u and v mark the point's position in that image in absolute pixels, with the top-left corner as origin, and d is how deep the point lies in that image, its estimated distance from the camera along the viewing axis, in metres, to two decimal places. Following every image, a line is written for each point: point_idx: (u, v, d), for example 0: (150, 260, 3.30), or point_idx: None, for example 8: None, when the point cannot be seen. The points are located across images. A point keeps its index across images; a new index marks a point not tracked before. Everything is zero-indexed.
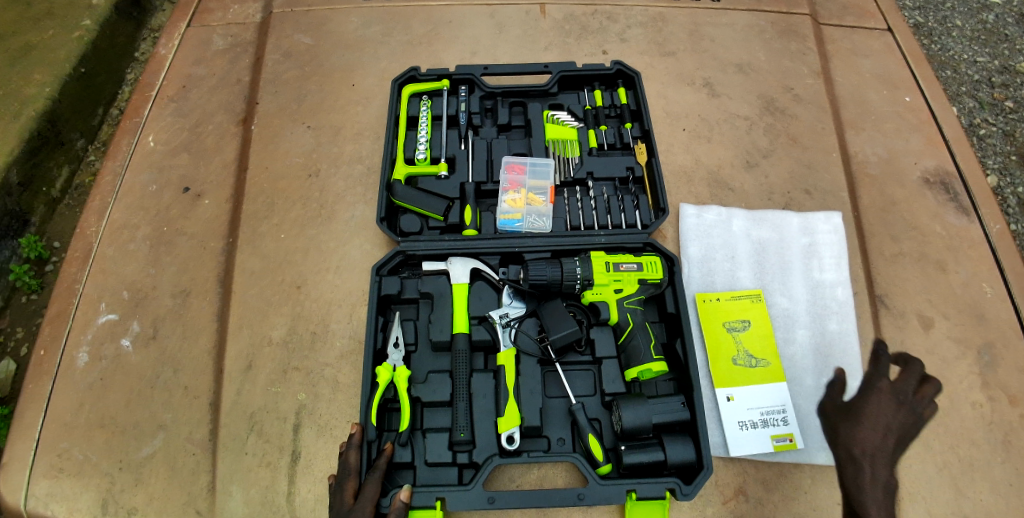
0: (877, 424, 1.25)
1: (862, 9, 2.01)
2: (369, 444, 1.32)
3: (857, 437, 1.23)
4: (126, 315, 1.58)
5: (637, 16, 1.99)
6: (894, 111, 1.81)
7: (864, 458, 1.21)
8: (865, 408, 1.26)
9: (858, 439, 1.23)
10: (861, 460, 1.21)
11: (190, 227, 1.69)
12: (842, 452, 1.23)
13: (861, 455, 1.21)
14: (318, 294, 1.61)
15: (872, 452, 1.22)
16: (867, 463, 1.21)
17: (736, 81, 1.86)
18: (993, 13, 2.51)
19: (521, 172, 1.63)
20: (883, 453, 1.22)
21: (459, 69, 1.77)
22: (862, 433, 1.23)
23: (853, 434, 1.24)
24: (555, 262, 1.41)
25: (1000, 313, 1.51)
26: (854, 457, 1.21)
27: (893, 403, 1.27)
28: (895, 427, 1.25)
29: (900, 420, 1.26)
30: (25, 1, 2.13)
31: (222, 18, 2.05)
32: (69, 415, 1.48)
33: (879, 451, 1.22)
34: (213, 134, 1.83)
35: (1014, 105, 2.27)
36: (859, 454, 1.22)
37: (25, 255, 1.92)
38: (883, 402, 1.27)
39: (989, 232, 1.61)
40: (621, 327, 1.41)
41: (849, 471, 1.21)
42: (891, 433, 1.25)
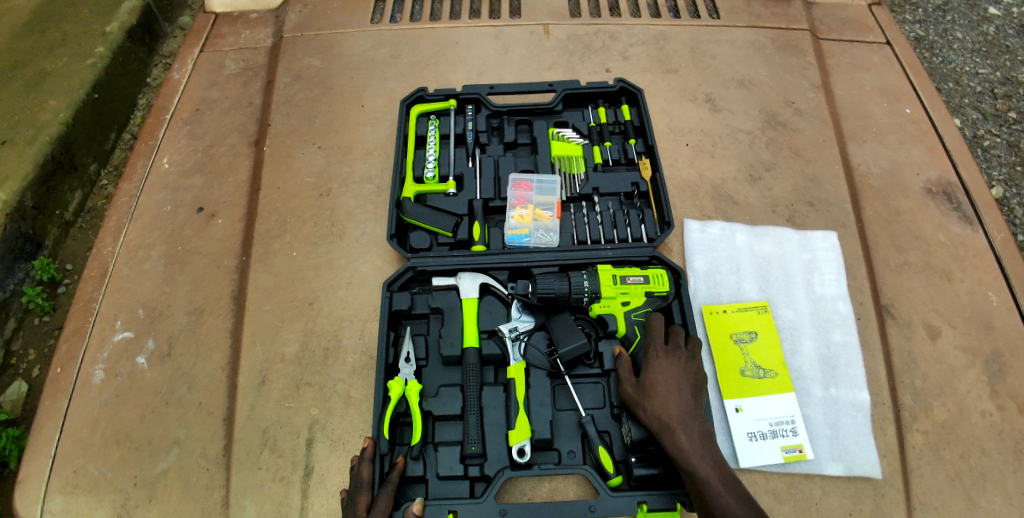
0: (674, 388, 1.31)
1: (861, 23, 2.05)
2: (382, 457, 1.34)
3: (656, 404, 1.29)
4: (142, 332, 1.62)
5: (639, 34, 2.03)
6: (895, 122, 1.83)
7: (675, 423, 1.26)
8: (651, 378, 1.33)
9: (661, 408, 1.28)
10: (671, 424, 1.26)
11: (203, 246, 1.73)
12: (655, 425, 1.27)
13: (670, 419, 1.26)
14: (330, 310, 1.63)
15: (677, 410, 1.28)
16: (678, 424, 1.26)
17: (737, 96, 1.89)
18: (994, 25, 2.54)
19: (527, 188, 1.66)
20: (687, 412, 1.28)
21: (465, 89, 1.82)
22: (662, 402, 1.29)
23: (655, 406, 1.29)
24: (562, 276, 1.44)
25: (1008, 322, 1.52)
26: (664, 425, 1.26)
27: (674, 365, 1.34)
28: (685, 380, 1.33)
29: (682, 375, 1.34)
30: (38, 29, 2.22)
31: (234, 43, 2.11)
32: (85, 431, 1.50)
33: (684, 409, 1.28)
34: (225, 155, 1.88)
35: (1018, 115, 2.29)
36: (671, 420, 1.26)
37: (38, 277, 2.00)
38: (665, 363, 1.35)
39: (994, 242, 1.62)
40: (628, 340, 1.44)
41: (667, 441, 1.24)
42: (685, 385, 1.32)
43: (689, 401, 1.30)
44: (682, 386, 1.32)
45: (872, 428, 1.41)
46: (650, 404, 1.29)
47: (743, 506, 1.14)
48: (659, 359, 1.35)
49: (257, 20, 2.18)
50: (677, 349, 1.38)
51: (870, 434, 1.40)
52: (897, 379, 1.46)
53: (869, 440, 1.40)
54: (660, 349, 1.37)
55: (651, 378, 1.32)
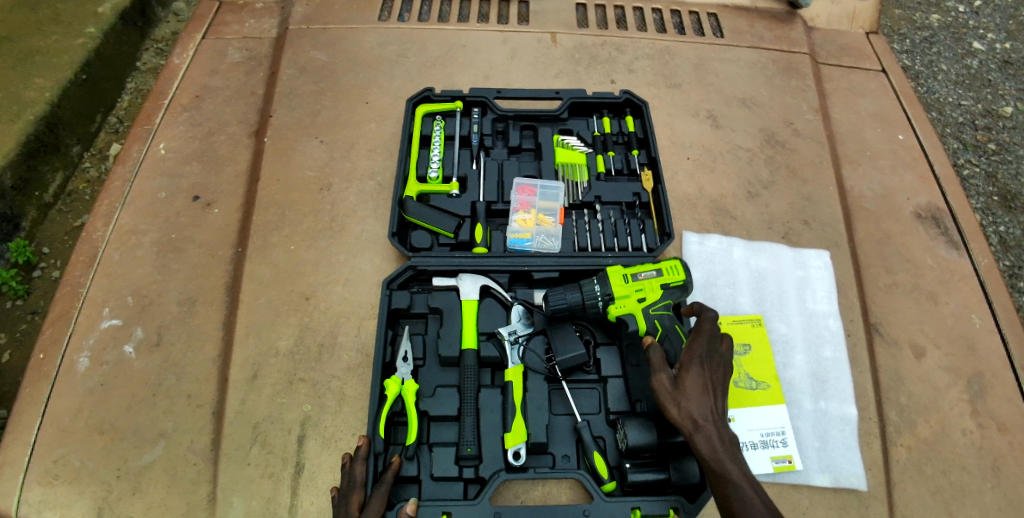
0: (707, 387, 1.24)
1: (859, 50, 2.11)
2: (376, 457, 1.33)
3: (693, 403, 1.21)
4: (131, 320, 1.58)
5: (645, 48, 2.07)
6: (889, 148, 1.88)
7: (709, 424, 1.18)
8: (688, 378, 1.25)
9: (695, 409, 1.20)
10: (706, 427, 1.18)
11: (198, 235, 1.70)
12: (686, 423, 1.20)
13: (705, 421, 1.19)
14: (327, 306, 1.62)
15: (712, 414, 1.20)
16: (711, 426, 1.18)
17: (739, 114, 1.93)
18: (977, 59, 2.64)
19: (531, 193, 1.67)
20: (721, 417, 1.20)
21: (472, 92, 1.83)
22: (697, 402, 1.21)
23: (690, 404, 1.21)
24: (573, 286, 1.45)
25: (990, 344, 1.57)
26: (699, 425, 1.18)
27: (709, 368, 1.27)
28: (719, 386, 1.26)
29: (715, 377, 1.27)
30: (29, 4, 2.19)
31: (238, 32, 2.09)
32: (67, 418, 1.46)
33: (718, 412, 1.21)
34: (225, 144, 1.85)
35: (996, 147, 2.38)
36: (704, 421, 1.18)
37: (13, 259, 1.97)
38: (704, 365, 1.27)
39: (978, 267, 1.68)
40: (653, 334, 1.42)
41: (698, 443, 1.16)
42: (720, 393, 1.25)
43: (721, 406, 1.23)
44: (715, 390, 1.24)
45: (858, 442, 1.44)
46: (685, 401, 1.22)
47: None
48: (698, 358, 1.27)
49: (263, 10, 2.16)
50: (714, 355, 1.30)
51: (857, 448, 1.44)
52: (883, 395, 1.50)
53: (855, 454, 1.43)
54: (701, 350, 1.29)
55: (688, 375, 1.25)
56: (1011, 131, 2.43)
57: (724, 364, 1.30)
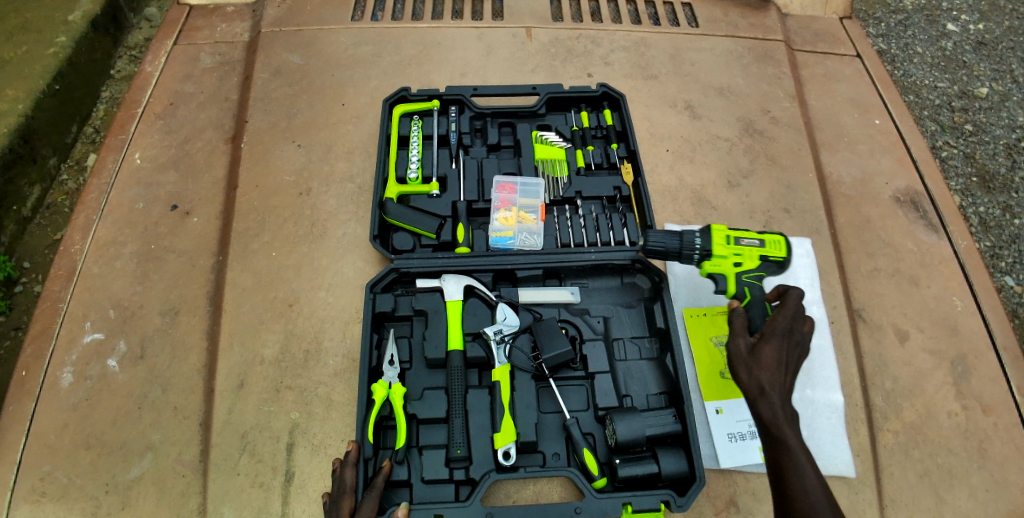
0: (783, 361, 1.20)
1: (833, 36, 2.12)
2: (366, 461, 1.32)
3: (765, 370, 1.19)
4: (113, 333, 1.56)
5: (621, 40, 2.06)
6: (866, 133, 1.90)
7: (775, 394, 1.16)
8: (765, 346, 1.22)
9: (768, 377, 1.18)
10: (771, 396, 1.16)
11: (178, 244, 1.68)
12: (753, 389, 1.18)
13: (772, 391, 1.16)
14: (311, 312, 1.60)
15: (782, 387, 1.17)
16: (777, 396, 1.16)
17: (717, 103, 1.94)
18: (952, 41, 2.66)
19: (511, 191, 1.65)
20: (787, 389, 1.18)
21: (448, 90, 1.81)
22: (769, 370, 1.19)
23: (762, 371, 1.19)
24: (675, 233, 1.43)
25: (971, 326, 1.59)
26: (764, 393, 1.17)
27: (787, 342, 1.23)
28: (795, 363, 1.22)
29: (794, 354, 1.23)
30: None
31: (210, 36, 2.06)
32: (52, 436, 1.43)
33: (786, 385, 1.18)
34: (201, 151, 1.83)
35: (973, 128, 2.40)
36: (772, 391, 1.16)
37: None
38: (784, 338, 1.24)
39: (958, 249, 1.70)
40: (739, 299, 1.39)
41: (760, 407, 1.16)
42: (795, 370, 1.21)
43: (792, 383, 1.19)
44: (790, 366, 1.21)
45: (845, 429, 1.46)
46: (757, 368, 1.20)
47: (825, 489, 1.06)
48: (780, 330, 1.24)
49: (233, 13, 2.13)
50: (796, 331, 1.26)
51: (844, 435, 1.45)
52: (869, 381, 1.52)
53: (843, 440, 1.44)
54: (784, 324, 1.25)
55: (767, 345, 1.22)
56: (986, 111, 2.45)
57: (806, 345, 1.26)
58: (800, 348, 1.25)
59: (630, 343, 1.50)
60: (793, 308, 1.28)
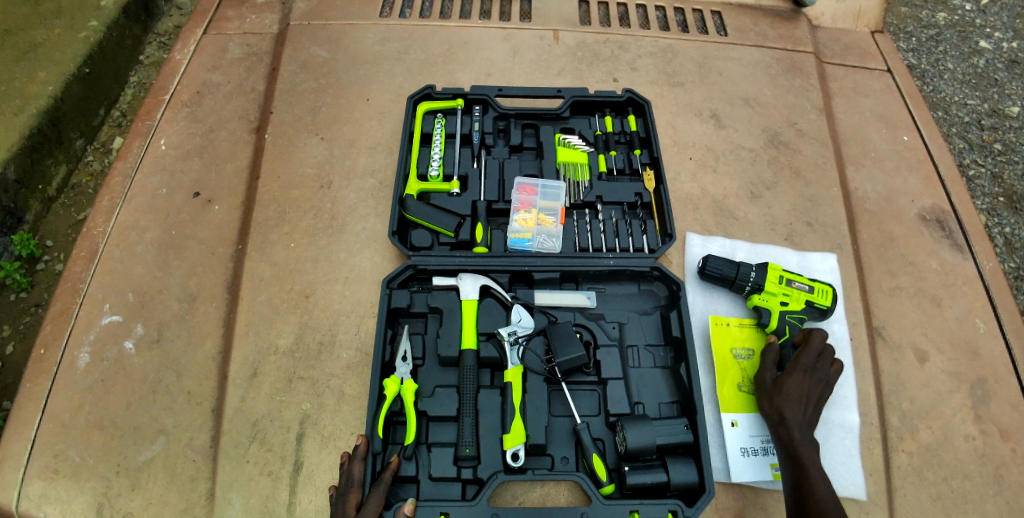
0: (805, 395, 1.36)
1: (863, 50, 2.09)
2: (374, 456, 1.33)
3: (784, 401, 1.34)
4: (131, 317, 1.58)
5: (648, 46, 2.05)
6: (893, 149, 1.87)
7: (794, 423, 1.32)
8: (787, 380, 1.37)
9: (788, 407, 1.34)
10: (789, 423, 1.32)
11: (199, 232, 1.70)
12: (773, 416, 1.34)
13: (790, 419, 1.32)
14: (326, 304, 1.62)
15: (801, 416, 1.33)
16: (795, 424, 1.31)
17: (742, 113, 1.92)
18: (984, 58, 2.61)
19: (532, 193, 1.66)
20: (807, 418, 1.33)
21: (473, 89, 1.81)
22: (790, 401, 1.34)
23: (782, 402, 1.34)
24: (732, 262, 1.54)
25: (993, 349, 1.56)
26: (783, 420, 1.32)
27: (806, 378, 1.37)
28: (816, 396, 1.37)
29: (815, 388, 1.37)
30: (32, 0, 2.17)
31: (239, 27, 2.08)
32: (67, 415, 1.46)
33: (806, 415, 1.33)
34: (226, 141, 1.85)
35: (1002, 147, 2.36)
36: (791, 420, 1.32)
37: (17, 252, 1.98)
38: (805, 374, 1.38)
39: (982, 270, 1.66)
40: (778, 335, 1.50)
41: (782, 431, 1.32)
42: (815, 401, 1.36)
43: (812, 413, 1.35)
44: (813, 398, 1.36)
45: (860, 449, 1.44)
46: (778, 398, 1.35)
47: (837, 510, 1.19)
48: (803, 366, 1.38)
49: (263, 6, 2.15)
50: (818, 369, 1.40)
51: (857, 455, 1.43)
52: (885, 400, 1.49)
53: (856, 461, 1.42)
54: (808, 361, 1.39)
55: (789, 379, 1.37)
56: (1017, 131, 2.41)
57: (827, 380, 1.39)
58: (823, 382, 1.39)
59: (644, 351, 1.49)
60: (817, 348, 1.41)
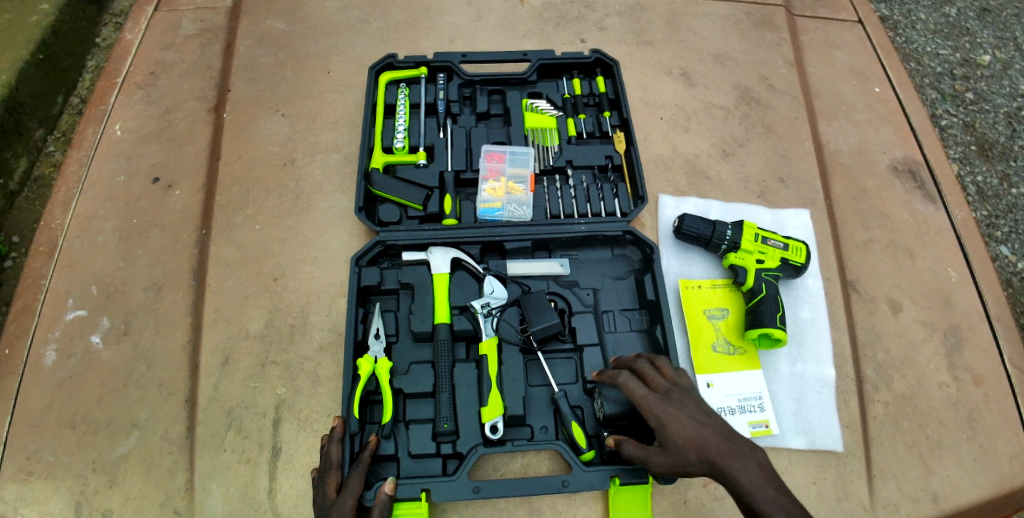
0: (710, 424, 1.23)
1: (835, 1, 2.05)
2: (352, 437, 1.30)
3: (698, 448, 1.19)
4: (96, 310, 1.53)
5: (616, 5, 1.99)
6: (865, 101, 1.85)
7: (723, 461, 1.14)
8: None
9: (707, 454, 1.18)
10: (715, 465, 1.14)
11: (160, 218, 1.64)
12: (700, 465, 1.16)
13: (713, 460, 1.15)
14: (296, 286, 1.58)
15: None
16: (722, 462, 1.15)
17: (713, 70, 1.88)
18: (956, 7, 2.59)
19: (501, 160, 1.62)
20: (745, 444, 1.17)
21: (437, 56, 1.75)
22: None
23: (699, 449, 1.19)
24: (708, 220, 1.51)
25: (965, 298, 1.58)
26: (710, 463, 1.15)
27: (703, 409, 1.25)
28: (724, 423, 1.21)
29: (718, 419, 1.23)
30: None
31: (190, 2, 1.98)
32: (38, 414, 1.42)
33: None
34: (182, 122, 1.77)
35: (974, 96, 2.36)
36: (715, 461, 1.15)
37: None
38: None
39: (954, 220, 1.67)
40: (754, 293, 1.46)
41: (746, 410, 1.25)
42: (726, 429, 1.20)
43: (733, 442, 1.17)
44: None
45: (836, 403, 1.45)
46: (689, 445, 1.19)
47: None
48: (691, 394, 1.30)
49: None
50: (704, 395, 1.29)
51: (833, 410, 1.44)
52: (860, 352, 1.50)
53: (832, 415, 1.43)
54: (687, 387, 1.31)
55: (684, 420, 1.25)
56: (988, 79, 2.41)
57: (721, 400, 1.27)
58: None
59: (620, 315, 1.48)
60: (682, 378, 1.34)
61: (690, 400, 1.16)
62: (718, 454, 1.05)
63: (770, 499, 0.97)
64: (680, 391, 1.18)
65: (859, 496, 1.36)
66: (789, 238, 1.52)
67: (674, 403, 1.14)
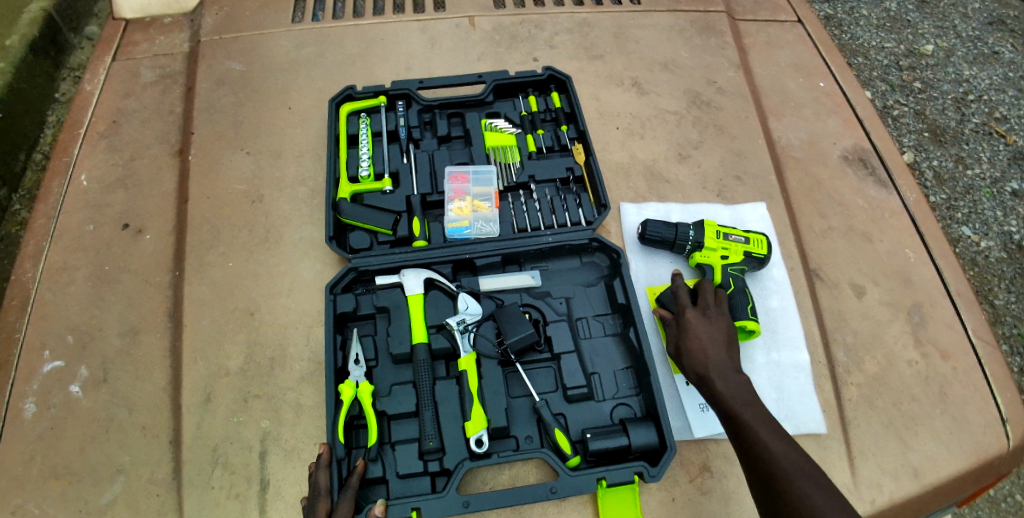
0: (709, 336, 1.34)
1: (774, 3, 2.14)
2: (339, 462, 1.31)
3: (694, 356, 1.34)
4: (73, 360, 1.52)
5: (564, 22, 2.06)
6: (810, 96, 1.92)
7: (714, 375, 1.29)
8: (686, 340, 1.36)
9: (697, 364, 1.33)
10: (708, 376, 1.30)
11: (133, 263, 1.64)
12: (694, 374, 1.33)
13: (706, 372, 1.31)
14: (272, 319, 1.59)
15: (714, 363, 1.31)
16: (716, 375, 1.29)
17: (663, 78, 1.95)
18: (895, 2, 2.72)
19: (464, 180, 1.66)
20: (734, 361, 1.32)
21: (394, 85, 1.79)
22: (697, 357, 1.33)
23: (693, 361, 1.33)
24: (670, 223, 1.56)
25: (924, 276, 1.63)
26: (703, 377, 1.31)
27: (701, 326, 1.36)
28: (726, 337, 1.35)
29: (720, 330, 1.36)
30: None
31: (148, 49, 2.00)
32: (18, 469, 1.40)
33: (720, 361, 1.31)
34: (148, 168, 1.79)
35: (922, 85, 2.49)
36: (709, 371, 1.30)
37: None
38: (695, 324, 1.37)
39: (907, 202, 1.74)
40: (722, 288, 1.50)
41: (724, 398, 1.25)
42: (726, 343, 1.34)
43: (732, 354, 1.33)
44: (716, 339, 1.34)
45: (813, 387, 1.49)
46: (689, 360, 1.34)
47: (772, 433, 1.19)
48: (703, 310, 1.39)
49: (171, 24, 2.06)
50: (707, 308, 1.40)
51: (812, 394, 1.48)
52: (830, 336, 1.55)
53: (811, 399, 1.47)
54: (707, 304, 1.40)
55: (689, 329, 1.37)
56: (933, 68, 2.53)
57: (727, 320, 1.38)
58: (722, 320, 1.38)
59: (593, 321, 1.51)
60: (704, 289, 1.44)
61: (718, 319, 1.38)
62: (709, 366, 1.31)
63: (747, 408, 1.23)
64: (716, 309, 1.39)
65: (841, 476, 1.39)
66: (749, 232, 1.57)
67: (701, 316, 1.38)
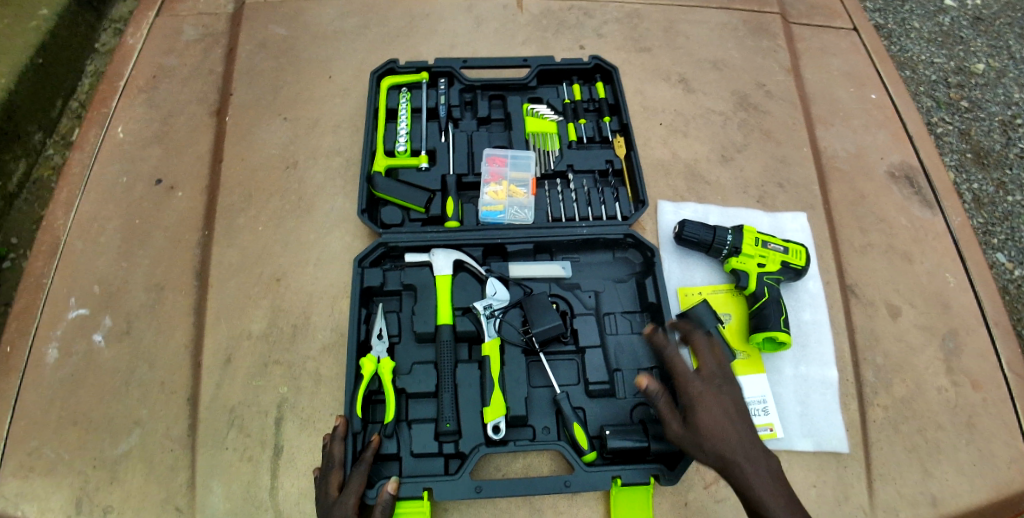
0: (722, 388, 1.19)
1: (829, 9, 2.08)
2: (355, 436, 1.31)
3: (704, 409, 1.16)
4: (98, 309, 1.53)
5: (613, 12, 2.02)
6: (860, 107, 1.87)
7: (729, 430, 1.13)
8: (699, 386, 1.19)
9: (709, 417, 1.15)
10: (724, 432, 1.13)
11: (163, 220, 1.65)
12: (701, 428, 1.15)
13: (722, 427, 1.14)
14: (298, 287, 1.59)
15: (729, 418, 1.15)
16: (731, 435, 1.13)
17: (710, 77, 1.91)
18: (950, 16, 2.64)
19: (502, 164, 1.64)
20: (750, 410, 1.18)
21: (438, 62, 1.78)
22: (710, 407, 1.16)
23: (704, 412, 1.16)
24: (709, 226, 1.52)
25: (962, 302, 1.59)
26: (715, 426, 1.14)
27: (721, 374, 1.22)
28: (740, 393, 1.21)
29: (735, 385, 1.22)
30: None
31: (192, 8, 2.00)
32: (38, 412, 1.42)
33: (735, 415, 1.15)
34: (185, 126, 1.79)
35: (969, 105, 2.42)
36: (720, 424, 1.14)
37: None
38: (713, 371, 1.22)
39: (951, 225, 1.69)
40: (756, 297, 1.47)
41: None
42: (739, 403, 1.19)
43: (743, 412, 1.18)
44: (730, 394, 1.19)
45: (839, 405, 1.46)
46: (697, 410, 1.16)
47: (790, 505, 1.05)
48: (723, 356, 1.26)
49: None
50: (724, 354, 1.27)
51: (838, 411, 1.45)
52: (861, 355, 1.52)
53: (837, 416, 1.45)
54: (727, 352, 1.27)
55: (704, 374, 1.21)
56: (983, 88, 2.46)
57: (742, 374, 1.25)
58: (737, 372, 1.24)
59: (621, 318, 1.49)
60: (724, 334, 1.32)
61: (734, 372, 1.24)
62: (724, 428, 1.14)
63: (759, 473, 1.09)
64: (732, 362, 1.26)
65: (858, 499, 1.37)
66: (788, 241, 1.54)
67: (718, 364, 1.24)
